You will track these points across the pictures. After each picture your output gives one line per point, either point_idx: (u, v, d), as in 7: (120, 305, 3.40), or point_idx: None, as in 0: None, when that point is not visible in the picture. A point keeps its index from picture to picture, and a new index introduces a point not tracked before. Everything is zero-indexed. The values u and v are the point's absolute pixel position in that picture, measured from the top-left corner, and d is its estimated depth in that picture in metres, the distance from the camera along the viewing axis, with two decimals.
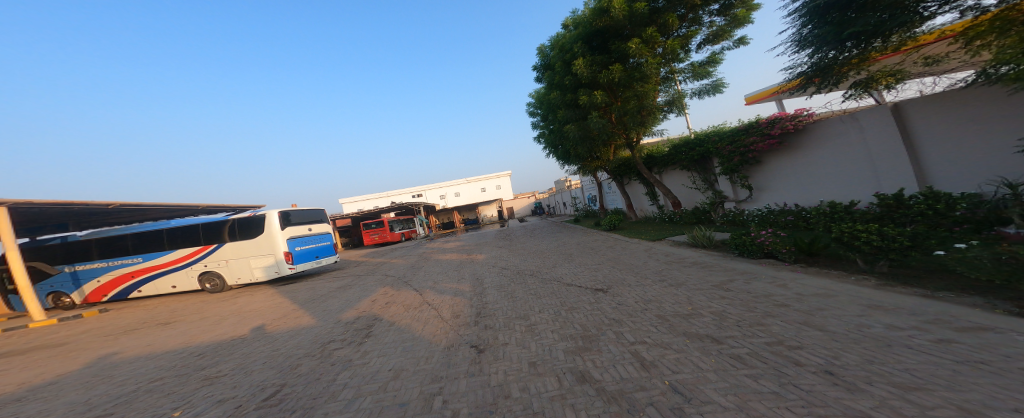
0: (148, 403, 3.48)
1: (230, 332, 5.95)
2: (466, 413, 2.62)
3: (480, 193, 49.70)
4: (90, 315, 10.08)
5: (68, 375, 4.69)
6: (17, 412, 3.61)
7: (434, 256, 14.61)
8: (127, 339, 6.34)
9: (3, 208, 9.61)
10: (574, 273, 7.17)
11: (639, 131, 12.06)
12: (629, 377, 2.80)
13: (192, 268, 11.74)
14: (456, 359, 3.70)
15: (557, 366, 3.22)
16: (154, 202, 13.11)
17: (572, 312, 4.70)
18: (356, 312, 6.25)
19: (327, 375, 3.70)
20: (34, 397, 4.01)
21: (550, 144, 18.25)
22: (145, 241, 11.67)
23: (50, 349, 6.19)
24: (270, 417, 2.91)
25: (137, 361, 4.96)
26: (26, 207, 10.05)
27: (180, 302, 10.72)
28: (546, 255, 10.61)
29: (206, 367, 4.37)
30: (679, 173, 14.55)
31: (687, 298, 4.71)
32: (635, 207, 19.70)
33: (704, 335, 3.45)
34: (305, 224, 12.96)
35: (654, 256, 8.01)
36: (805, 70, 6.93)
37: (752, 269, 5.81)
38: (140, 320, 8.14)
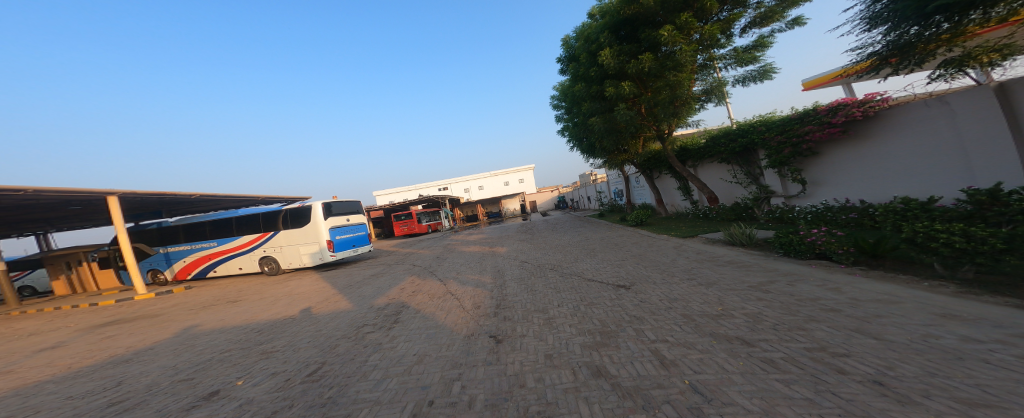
0: (219, 371, 4.05)
1: (283, 312, 6.66)
2: (483, 400, 2.72)
3: (504, 187, 50.45)
4: (177, 292, 11.82)
5: (160, 342, 5.56)
6: (126, 371, 4.37)
7: (459, 248, 15.07)
8: (203, 314, 7.34)
9: (115, 197, 11.53)
10: (596, 269, 7.01)
11: (672, 123, 11.33)
12: (649, 374, 2.73)
13: (254, 253, 13.25)
14: (475, 347, 3.83)
15: (573, 359, 3.22)
16: (224, 193, 14.96)
17: (592, 306, 4.65)
18: (386, 299, 6.68)
19: (360, 356, 4.02)
20: (137, 359, 4.84)
21: (575, 138, 17.90)
22: (218, 228, 13.35)
23: (147, 320, 7.37)
24: (312, 391, 3.24)
25: (211, 334, 5.75)
26: (131, 197, 11.97)
27: (244, 283, 12.18)
28: (568, 249, 10.49)
29: (264, 342, 4.95)
30: (717, 166, 13.53)
31: (718, 298, 4.42)
32: (666, 202, 18.73)
33: (734, 337, 3.24)
34: (345, 216, 14.01)
35: (683, 253, 7.57)
36: (879, 51, 6.11)
37: (798, 271, 5.28)
38: (212, 298, 9.39)
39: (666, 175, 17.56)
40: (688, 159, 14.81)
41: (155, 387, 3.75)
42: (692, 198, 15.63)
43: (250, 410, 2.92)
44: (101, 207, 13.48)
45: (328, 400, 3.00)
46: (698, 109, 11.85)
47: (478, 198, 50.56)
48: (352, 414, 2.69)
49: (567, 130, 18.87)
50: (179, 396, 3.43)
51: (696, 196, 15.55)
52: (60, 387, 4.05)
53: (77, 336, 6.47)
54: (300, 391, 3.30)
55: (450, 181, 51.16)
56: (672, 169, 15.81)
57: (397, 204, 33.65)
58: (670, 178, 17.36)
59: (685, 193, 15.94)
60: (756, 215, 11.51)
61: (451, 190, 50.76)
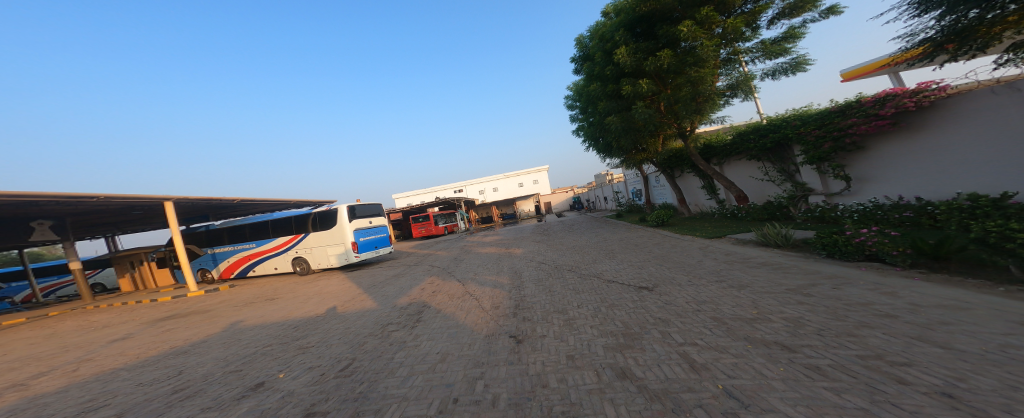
0: (263, 363, 4.34)
1: (314, 310, 7.02)
2: (506, 399, 2.70)
3: (519, 189, 50.38)
4: (223, 289, 12.84)
5: (210, 336, 6.04)
6: (184, 362, 4.79)
7: (476, 249, 15.22)
8: (245, 311, 7.90)
9: (171, 203, 12.76)
10: (616, 270, 6.81)
11: (694, 119, 10.95)
12: (680, 377, 2.60)
13: (287, 253, 14.14)
14: (496, 347, 3.83)
15: (596, 360, 3.12)
16: (262, 198, 16.12)
17: (614, 308, 4.50)
18: (408, 299, 6.85)
19: (386, 353, 4.13)
20: (193, 350, 5.29)
21: (591, 137, 17.67)
22: (257, 231, 14.39)
23: (199, 315, 8.05)
24: (345, 385, 3.36)
25: (253, 329, 6.17)
26: (184, 202, 13.20)
27: (279, 282, 13.01)
28: (585, 250, 10.28)
29: (299, 338, 5.24)
30: (746, 163, 12.81)
31: (751, 301, 4.12)
32: (689, 202, 17.94)
33: (773, 342, 2.99)
34: (368, 219, 14.62)
35: (711, 254, 7.15)
36: (933, 36, 5.59)
37: (843, 273, 4.81)
38: (253, 296, 10.11)
39: (690, 174, 16.82)
40: (713, 157, 14.12)
41: (208, 377, 4.07)
42: (719, 198, 14.85)
43: (291, 403, 3.09)
44: (158, 212, 14.90)
45: (359, 395, 3.10)
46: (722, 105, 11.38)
47: (493, 200, 50.75)
48: (381, 409, 2.76)
49: (583, 131, 18.67)
50: (229, 387, 3.70)
51: (723, 196, 14.78)
52: (130, 374, 4.51)
53: (142, 329, 7.18)
54: (334, 385, 3.44)
55: (465, 184, 51.57)
56: (696, 167, 15.13)
57: (415, 207, 34.53)
58: (694, 177, 16.59)
59: (710, 192, 15.17)
60: (792, 214, 10.72)
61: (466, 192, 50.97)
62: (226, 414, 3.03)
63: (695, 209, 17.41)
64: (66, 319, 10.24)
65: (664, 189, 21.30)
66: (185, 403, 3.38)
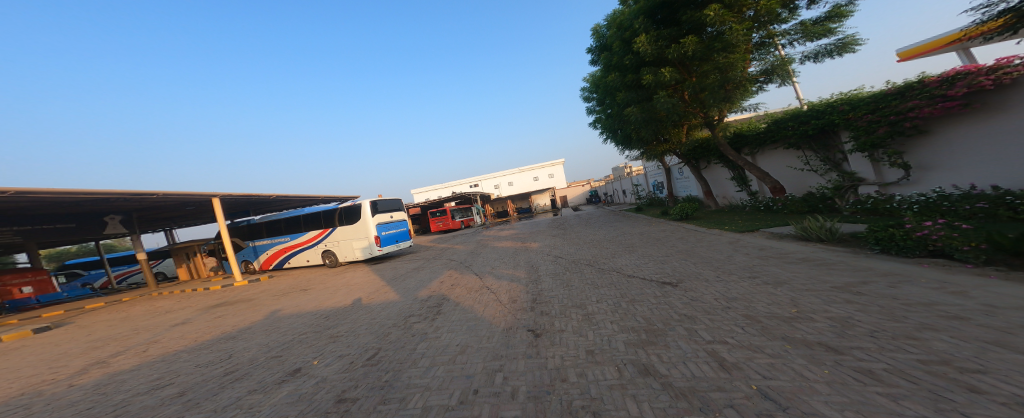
0: (300, 350, 4.66)
1: (343, 301, 7.43)
2: (525, 392, 2.69)
3: (534, 183, 49.69)
4: (264, 280, 13.97)
5: (254, 323, 6.56)
6: (233, 346, 5.27)
7: (492, 243, 15.32)
8: (282, 300, 8.52)
9: (218, 199, 13.96)
10: (637, 265, 6.57)
11: (723, 108, 10.36)
12: (709, 375, 2.44)
13: (317, 247, 15.09)
14: (514, 340, 3.83)
15: (616, 356, 3.02)
16: (295, 195, 17.22)
17: (635, 303, 4.34)
18: (428, 292, 7.04)
19: (409, 344, 4.27)
20: (241, 336, 5.79)
21: (609, 129, 17.21)
22: (290, 226, 15.45)
23: (244, 303, 8.79)
24: (372, 374, 3.52)
25: (290, 318, 6.64)
26: (229, 198, 14.39)
27: (311, 274, 13.93)
28: (603, 245, 10.01)
29: (330, 328, 5.56)
30: (782, 152, 11.85)
31: (790, 298, 3.79)
32: (717, 195, 16.89)
33: (815, 342, 2.74)
34: (389, 213, 15.26)
35: (742, 249, 6.68)
36: (1016, 6, 4.85)
37: (901, 271, 4.28)
38: (289, 287, 10.89)
39: (718, 166, 15.78)
40: (744, 147, 13.17)
41: (253, 362, 4.43)
42: (750, 190, 13.84)
43: (324, 389, 3.28)
44: (206, 207, 16.31)
45: (384, 383, 3.23)
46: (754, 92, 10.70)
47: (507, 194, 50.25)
48: (406, 398, 2.86)
49: (601, 123, 18.18)
50: (271, 371, 4.01)
51: (755, 188, 13.75)
52: (189, 356, 5.02)
53: (197, 315, 7.97)
54: (362, 373, 3.61)
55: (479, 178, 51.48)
56: (726, 158, 14.19)
57: (432, 202, 35.21)
58: (722, 168, 15.54)
59: (741, 184, 14.17)
60: (837, 206, 9.67)
61: (481, 186, 50.54)
62: (268, 396, 3.28)
63: (724, 202, 16.36)
64: (137, 304, 11.59)
65: (688, 181, 20.21)
66: (234, 385, 3.70)
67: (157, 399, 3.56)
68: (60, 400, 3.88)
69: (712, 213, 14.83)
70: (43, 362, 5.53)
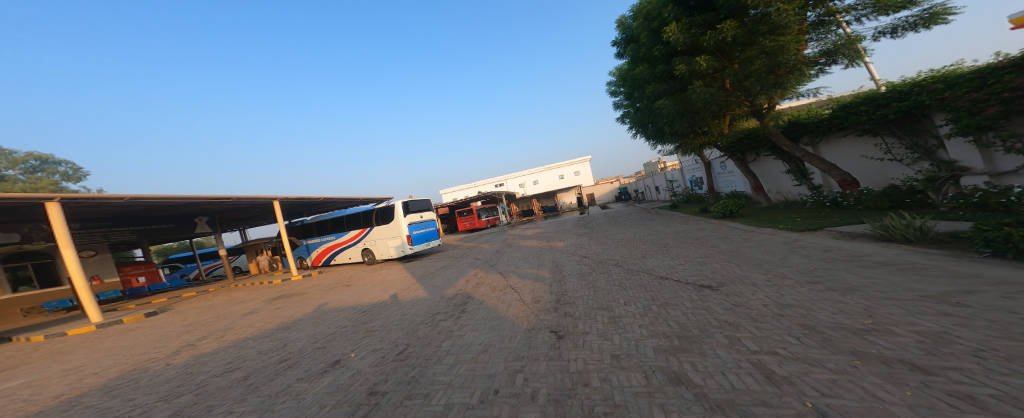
0: (341, 342, 5.06)
1: (379, 297, 7.94)
2: (545, 394, 2.61)
3: (559, 181, 48.61)
4: (314, 275, 15.48)
5: (305, 315, 7.27)
6: (289, 336, 5.89)
7: (518, 242, 15.33)
8: (329, 295, 9.36)
9: (277, 202, 15.72)
10: (671, 267, 6.14)
11: (772, 95, 9.30)
12: (754, 386, 2.16)
13: (357, 245, 16.35)
14: (536, 341, 3.76)
15: (644, 362, 2.81)
16: (340, 197, 18.83)
17: (668, 307, 4.05)
18: (454, 290, 7.25)
19: (435, 341, 4.42)
20: (295, 327, 6.46)
21: (639, 124, 16.42)
22: (335, 225, 16.95)
23: (298, 296, 9.82)
24: (400, 368, 3.69)
25: (335, 311, 7.26)
26: (285, 201, 16.13)
27: (353, 270, 15.14)
28: (634, 244, 9.51)
29: (367, 322, 5.97)
30: (855, 140, 10.31)
31: (860, 308, 3.22)
32: (768, 189, 15.11)
33: (894, 358, 2.27)
34: (419, 213, 16.05)
35: (798, 251, 5.88)
36: None
37: (1022, 279, 3.40)
38: (334, 282, 11.92)
39: (770, 157, 14.09)
40: (802, 136, 11.66)
41: (302, 352, 4.90)
42: (812, 183, 12.16)
43: (358, 381, 3.52)
44: (270, 209, 18.48)
45: (411, 378, 3.36)
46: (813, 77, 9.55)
47: (532, 193, 49.46)
48: (429, 395, 2.94)
49: (630, 118, 17.41)
50: (316, 361, 4.40)
51: (817, 181, 12.06)
52: (254, 344, 5.71)
53: (261, 306, 9.05)
54: (392, 367, 3.81)
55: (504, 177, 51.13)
56: (779, 149, 12.66)
57: (459, 201, 36.08)
58: (775, 160, 13.85)
59: (799, 177, 12.51)
60: (931, 201, 8.14)
61: (507, 185, 50.48)
62: (312, 385, 3.60)
63: (777, 197, 14.58)
64: (218, 294, 13.49)
65: (732, 175, 18.36)
66: (285, 373, 4.12)
67: (228, 382, 4.09)
68: (158, 377, 4.62)
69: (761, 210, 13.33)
70: (148, 342, 6.65)
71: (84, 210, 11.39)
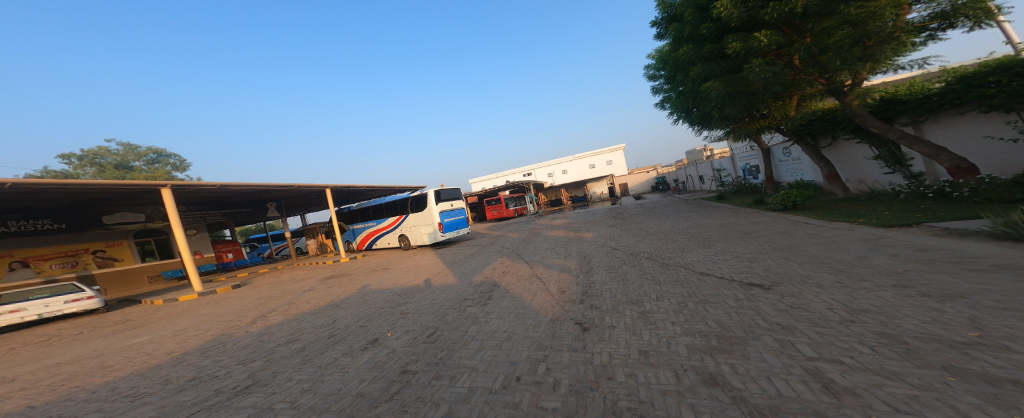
0: (380, 322, 5.50)
1: (415, 281, 8.47)
2: (565, 384, 2.52)
3: (589, 170, 46.66)
4: (361, 258, 17.01)
5: (351, 295, 8.03)
6: (338, 313, 6.56)
7: (545, 232, 15.16)
8: (371, 277, 10.21)
9: (330, 191, 17.43)
10: (715, 262, 5.57)
11: (859, 70, 7.88)
12: (808, 395, 1.85)
13: (395, 231, 17.56)
14: (560, 332, 3.68)
15: (675, 360, 2.59)
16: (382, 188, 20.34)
17: (707, 306, 3.67)
18: (481, 277, 7.43)
19: (462, 326, 4.57)
20: (343, 305, 7.17)
21: (683, 108, 15.01)
22: (376, 212, 18.40)
23: (347, 277, 10.88)
24: (428, 350, 3.89)
25: (376, 292, 7.90)
26: (336, 189, 17.81)
27: (392, 254, 16.32)
28: (671, 237, 8.82)
29: (402, 304, 6.40)
30: (981, 117, 8.27)
31: (964, 316, 2.60)
32: (845, 178, 12.84)
33: (1009, 375, 1.78)
34: (450, 202, 16.71)
35: (881, 249, 4.93)
36: None
37: None
38: (377, 265, 12.99)
39: (852, 141, 11.83)
40: (898, 115, 9.57)
41: (348, 329, 5.42)
42: (909, 171, 10.07)
43: (393, 359, 3.78)
44: (324, 197, 20.62)
45: (439, 361, 3.51)
46: (918, 45, 7.85)
47: (560, 183, 47.92)
48: (453, 378, 3.03)
49: (672, 103, 15.99)
50: (359, 338, 4.83)
51: (917, 169, 9.97)
52: (311, 319, 6.45)
53: (317, 285, 10.20)
54: (422, 349, 4.02)
55: (532, 166, 49.77)
56: (866, 131, 10.62)
57: (489, 191, 36.47)
58: (859, 144, 11.61)
59: (892, 164, 10.40)
60: None
61: (535, 175, 49.49)
62: (354, 360, 3.97)
63: (857, 188, 12.33)
64: (287, 272, 15.52)
65: (799, 163, 15.88)
66: (334, 347, 4.59)
67: (291, 351, 4.69)
68: (239, 343, 5.46)
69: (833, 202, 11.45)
70: (233, 312, 7.89)
71: (188, 196, 13.83)
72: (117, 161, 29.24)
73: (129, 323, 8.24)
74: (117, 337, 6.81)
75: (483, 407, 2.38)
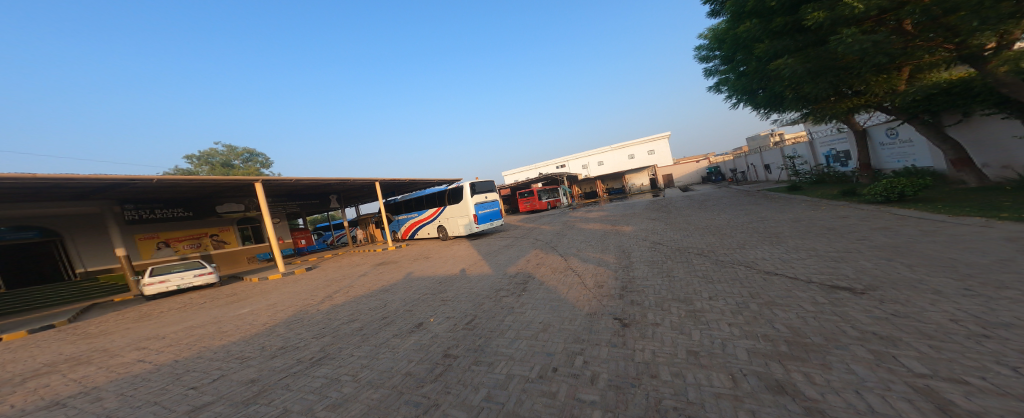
0: (422, 308, 5.83)
1: (451, 270, 8.83)
2: (605, 379, 2.48)
3: (628, 161, 44.75)
4: (402, 247, 18.04)
5: (397, 281, 8.60)
6: (385, 298, 7.07)
7: (580, 225, 14.86)
8: (412, 265, 10.81)
9: (377, 184, 18.60)
10: (776, 262, 5.08)
11: (1007, 28, 6.59)
12: (914, 410, 1.60)
13: (433, 222, 18.36)
14: (598, 327, 3.63)
15: (730, 364, 2.42)
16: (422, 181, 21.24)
17: (773, 308, 3.37)
18: (516, 268, 7.55)
19: (498, 315, 4.69)
20: (390, 290, 7.70)
21: (746, 91, 13.73)
22: (416, 204, 19.36)
23: (392, 265, 11.65)
24: (467, 337, 4.06)
25: (418, 280, 8.38)
26: (383, 183, 18.95)
27: (430, 244, 17.10)
28: (719, 234, 8.19)
29: (441, 292, 6.73)
30: None
31: None
32: (979, 164, 10.78)
33: None
34: (484, 194, 17.04)
35: (1011, 255, 4.07)
36: None
37: None
38: (416, 254, 13.71)
39: (997, 117, 9.83)
40: None
41: (395, 312, 5.82)
42: None
43: (435, 343, 4.00)
44: (373, 190, 22.20)
45: (477, 347, 3.65)
46: None
47: (596, 174, 46.63)
48: (491, 364, 3.14)
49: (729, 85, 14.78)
50: (404, 322, 5.17)
51: None
52: (362, 302, 7.02)
53: (366, 271, 11.06)
54: (462, 335, 4.21)
55: (566, 158, 48.93)
56: (1016, 103, 8.71)
57: (521, 183, 36.39)
58: (1009, 120, 9.59)
59: None
60: None
61: (568, 167, 48.60)
62: (401, 341, 4.26)
63: (997, 175, 10.29)
64: (341, 258, 16.98)
65: (908, 147, 13.63)
66: (385, 328, 4.97)
67: (350, 329, 5.18)
68: (312, 319, 6.14)
69: (958, 192, 9.71)
70: (305, 292, 8.92)
71: (267, 189, 15.68)
72: (223, 161, 33.70)
73: (227, 297, 9.69)
74: (226, 308, 8.06)
75: (521, 394, 2.45)
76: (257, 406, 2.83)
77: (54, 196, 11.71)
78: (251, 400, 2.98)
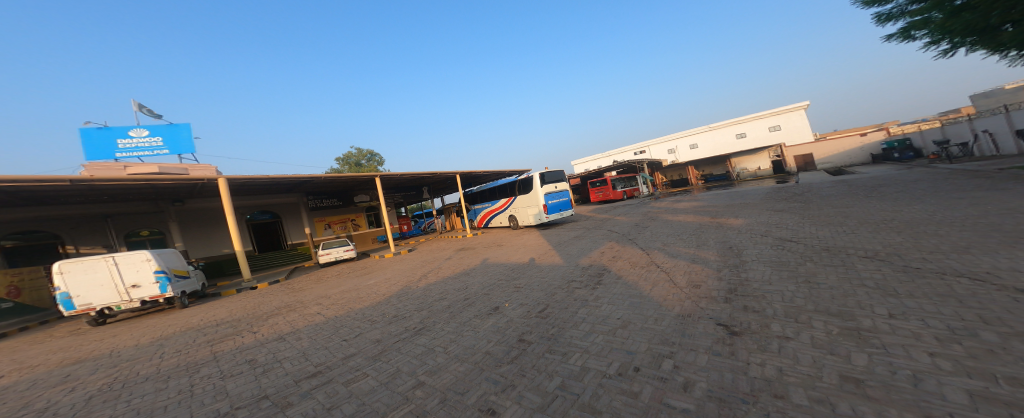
0: (497, 293, 6.14)
1: (523, 259, 9.05)
2: (702, 389, 2.23)
3: (729, 143, 38.75)
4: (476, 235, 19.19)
5: (475, 266, 9.23)
6: (464, 281, 7.65)
7: (664, 216, 13.49)
8: (488, 252, 11.42)
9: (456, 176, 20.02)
10: (979, 274, 3.69)
11: None
12: None
13: (506, 212, 18.98)
14: (693, 331, 3.26)
15: (886, 396, 1.91)
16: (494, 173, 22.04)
17: (996, 336, 2.41)
18: (590, 260, 7.33)
19: (571, 306, 4.63)
20: (470, 274, 8.30)
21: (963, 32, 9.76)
22: (490, 194, 20.26)
23: (470, 250, 12.54)
24: (540, 325, 4.12)
25: (493, 266, 8.84)
26: (462, 175, 20.29)
27: (503, 233, 17.78)
28: (870, 234, 6.37)
29: (514, 279, 6.96)
30: None
31: None
32: None
33: None
34: (554, 184, 16.89)
35: None
36: None
37: None
38: (490, 242, 14.43)
39: None
40: None
41: (474, 295, 6.25)
42: None
43: (511, 327, 4.17)
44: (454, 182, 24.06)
45: (551, 335, 3.68)
46: None
47: (684, 159, 41.82)
48: (566, 354, 3.12)
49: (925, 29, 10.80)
50: (482, 304, 5.53)
51: None
52: (447, 283, 7.74)
53: (449, 255, 12.12)
54: (535, 322, 4.30)
55: (648, 143, 45.03)
56: None
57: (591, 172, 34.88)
58: None
59: None
60: None
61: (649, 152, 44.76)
62: (480, 322, 4.57)
63: None
64: (429, 243, 18.92)
65: None
66: (467, 309, 5.39)
67: (441, 307, 5.77)
68: (408, 294, 7.05)
69: None
70: (407, 270, 10.29)
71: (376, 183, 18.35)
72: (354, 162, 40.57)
73: (347, 270, 11.85)
74: (351, 279, 9.89)
75: (597, 388, 2.38)
76: (380, 363, 3.39)
77: (263, 190, 15.99)
78: (377, 356, 3.60)
